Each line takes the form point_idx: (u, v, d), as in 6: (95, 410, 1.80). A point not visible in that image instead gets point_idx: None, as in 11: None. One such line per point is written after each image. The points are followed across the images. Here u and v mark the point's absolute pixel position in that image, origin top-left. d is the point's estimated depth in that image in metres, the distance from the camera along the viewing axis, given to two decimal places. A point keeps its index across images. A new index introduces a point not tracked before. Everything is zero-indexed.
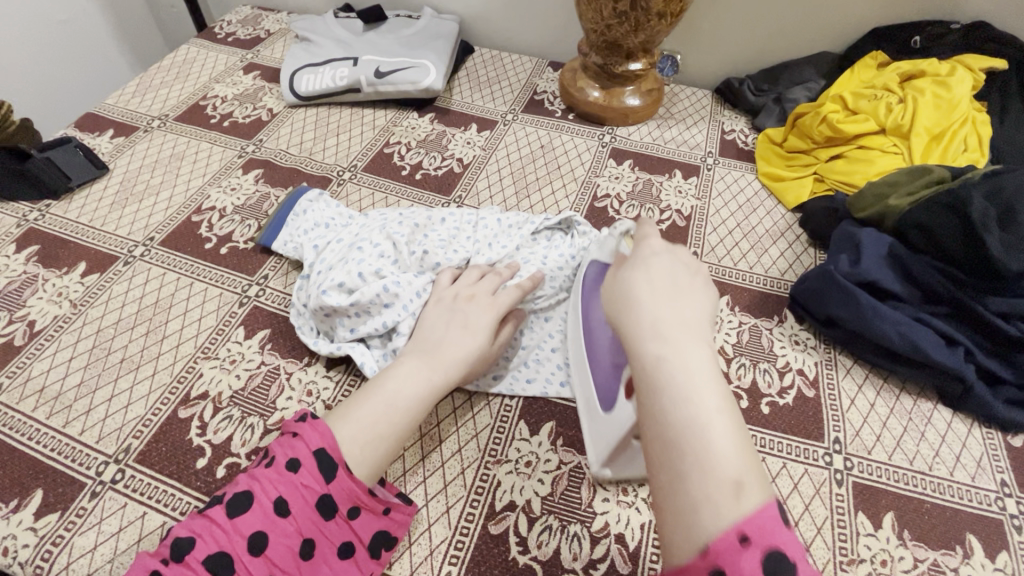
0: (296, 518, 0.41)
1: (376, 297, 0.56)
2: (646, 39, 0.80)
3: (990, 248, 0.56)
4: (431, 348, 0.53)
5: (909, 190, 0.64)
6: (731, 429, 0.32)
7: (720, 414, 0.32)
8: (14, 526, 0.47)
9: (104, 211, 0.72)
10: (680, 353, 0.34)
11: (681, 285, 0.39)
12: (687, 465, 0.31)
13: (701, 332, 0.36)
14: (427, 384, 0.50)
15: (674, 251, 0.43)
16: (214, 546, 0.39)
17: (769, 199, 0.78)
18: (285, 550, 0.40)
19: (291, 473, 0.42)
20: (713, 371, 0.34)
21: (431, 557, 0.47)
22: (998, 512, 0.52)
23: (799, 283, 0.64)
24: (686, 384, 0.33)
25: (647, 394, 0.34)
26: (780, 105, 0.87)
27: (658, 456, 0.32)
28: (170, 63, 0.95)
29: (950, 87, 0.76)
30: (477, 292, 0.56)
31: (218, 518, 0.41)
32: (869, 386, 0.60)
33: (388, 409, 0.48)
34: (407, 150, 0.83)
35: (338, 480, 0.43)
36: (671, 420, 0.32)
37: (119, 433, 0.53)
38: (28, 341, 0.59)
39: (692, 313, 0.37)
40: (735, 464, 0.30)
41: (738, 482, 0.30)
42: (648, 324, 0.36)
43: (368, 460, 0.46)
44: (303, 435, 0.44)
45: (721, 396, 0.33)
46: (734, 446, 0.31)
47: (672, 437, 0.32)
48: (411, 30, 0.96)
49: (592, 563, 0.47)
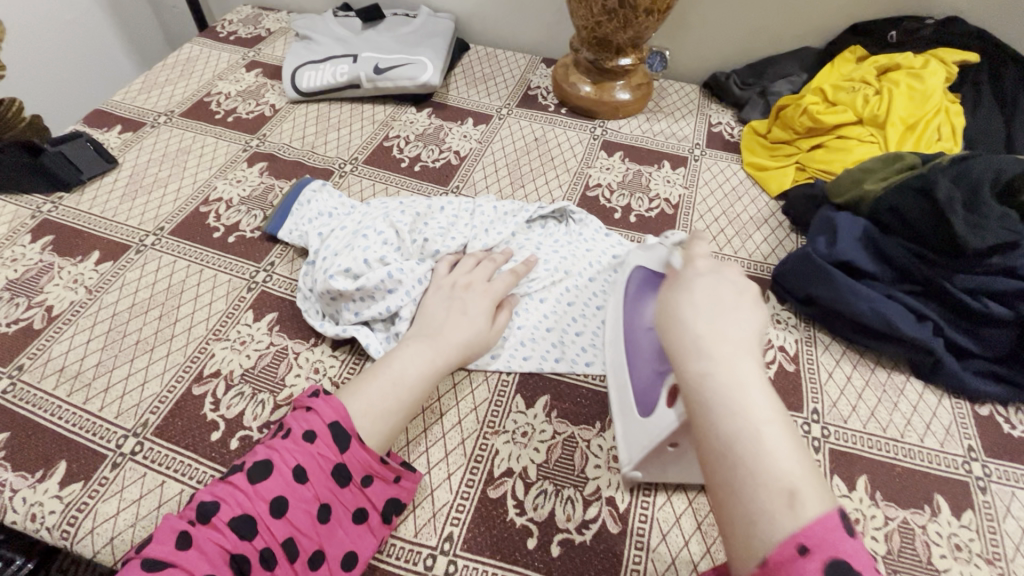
0: (313, 484, 0.44)
1: (380, 282, 0.59)
2: (635, 35, 0.83)
3: (956, 227, 0.59)
4: (434, 331, 0.56)
5: (883, 175, 0.68)
6: (779, 437, 0.34)
7: (768, 424, 0.34)
8: (40, 493, 0.50)
9: (115, 202, 0.74)
10: (724, 369, 0.37)
11: (725, 302, 0.42)
12: (739, 475, 0.33)
13: (745, 346, 0.39)
14: (430, 364, 0.54)
15: (717, 271, 0.45)
16: (238, 509, 0.42)
17: (754, 188, 0.82)
18: (304, 513, 0.44)
19: (308, 444, 0.46)
20: (759, 384, 0.37)
21: (434, 519, 0.51)
22: (965, 474, 0.55)
23: (780, 265, 0.68)
24: (733, 395, 0.36)
25: (696, 410, 0.37)
26: (765, 98, 0.90)
27: (713, 466, 0.35)
28: (175, 61, 0.98)
29: (924, 79, 0.79)
30: (475, 280, 0.60)
31: (240, 484, 0.44)
32: (846, 360, 0.63)
33: (395, 387, 0.51)
34: (406, 143, 0.86)
35: (351, 450, 0.46)
36: (719, 429, 0.35)
37: (137, 409, 0.56)
38: (46, 324, 0.61)
39: (736, 328, 0.40)
40: (789, 472, 0.32)
41: (793, 490, 0.32)
42: (692, 341, 0.39)
43: (378, 432, 0.49)
44: (318, 409, 0.47)
45: (767, 407, 0.35)
46: (785, 456, 0.33)
47: (722, 446, 0.34)
48: (409, 28, 0.99)
49: (584, 523, 0.51)
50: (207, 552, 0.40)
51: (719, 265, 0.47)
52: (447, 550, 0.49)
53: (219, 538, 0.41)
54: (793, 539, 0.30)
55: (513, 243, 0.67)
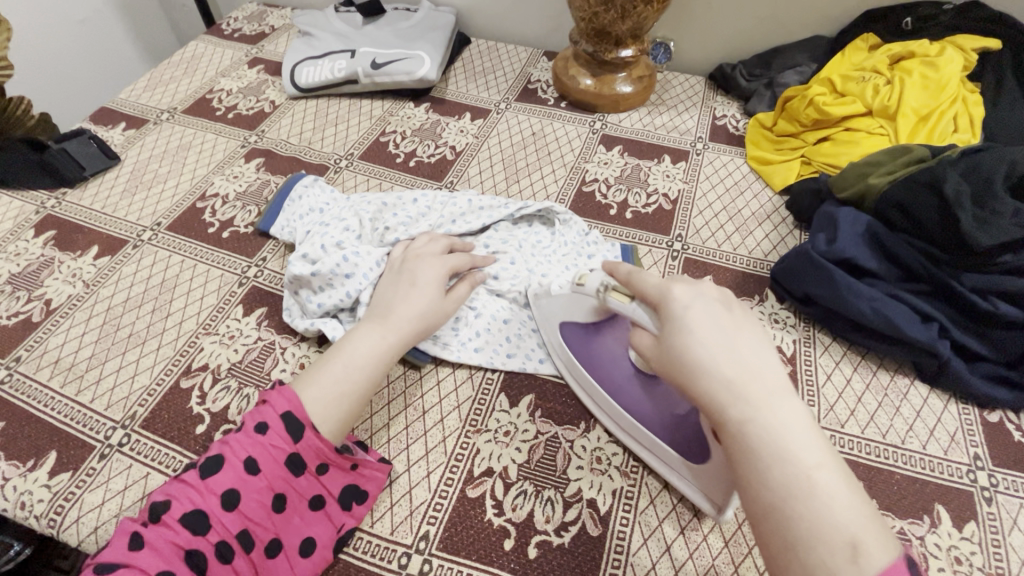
0: (266, 474, 0.44)
1: (336, 267, 0.60)
2: (634, 26, 0.81)
3: (963, 224, 0.56)
4: (383, 312, 0.56)
5: (889, 169, 0.65)
6: (829, 479, 0.34)
7: (818, 469, 0.35)
8: (30, 483, 0.51)
9: (116, 198, 0.76)
10: (763, 415, 0.37)
11: (734, 335, 0.41)
12: (797, 528, 0.33)
13: (775, 384, 0.39)
14: (381, 342, 0.53)
15: (710, 298, 0.43)
16: (190, 505, 0.42)
17: (757, 182, 0.79)
18: (257, 504, 0.44)
19: (260, 436, 0.46)
20: (799, 425, 0.37)
21: (411, 517, 0.50)
22: (969, 484, 0.52)
23: (778, 262, 0.66)
24: (776, 443, 0.36)
25: (742, 460, 0.37)
26: (771, 90, 0.87)
27: (765, 520, 0.35)
28: (180, 59, 0.99)
29: (940, 67, 0.75)
30: (424, 253, 0.60)
31: (192, 481, 0.44)
32: (846, 362, 0.61)
33: (347, 368, 0.51)
34: (402, 138, 0.85)
35: (305, 439, 0.46)
36: (770, 479, 0.35)
37: (126, 401, 0.57)
38: (45, 317, 0.63)
39: (760, 365, 0.39)
40: (851, 524, 0.32)
41: (855, 541, 0.32)
42: (723, 388, 0.38)
43: (330, 415, 0.48)
44: (270, 400, 0.47)
45: (813, 448, 0.36)
46: (843, 502, 0.34)
47: (774, 497, 0.35)
48: (408, 22, 0.98)
49: (563, 525, 0.50)
50: (162, 549, 0.40)
51: (700, 284, 0.45)
52: (423, 549, 0.48)
53: (171, 536, 0.41)
54: None
55: (486, 237, 0.67)
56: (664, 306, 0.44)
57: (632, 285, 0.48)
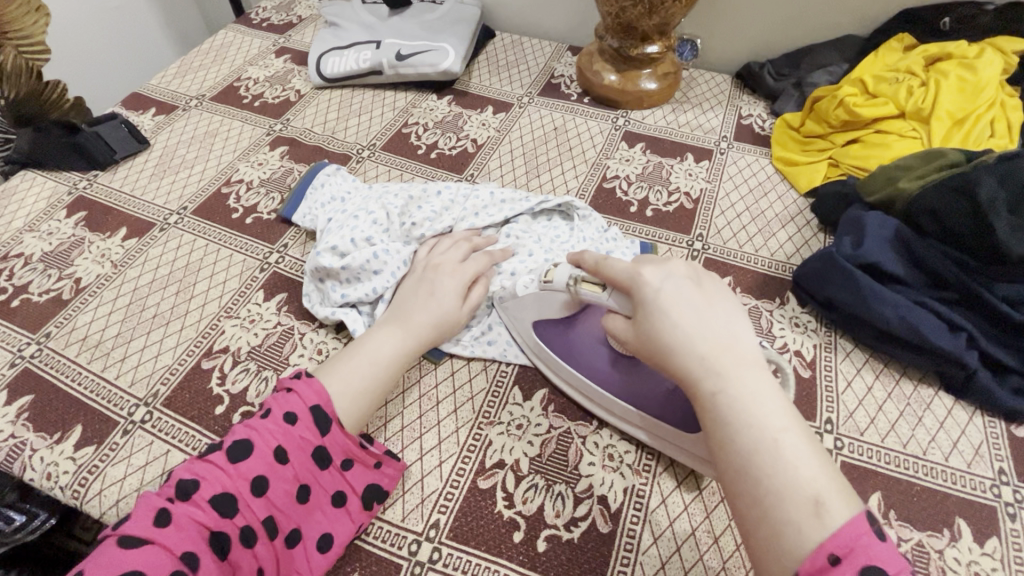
0: (294, 464, 0.46)
1: (365, 263, 0.60)
2: (661, 21, 0.80)
3: (996, 231, 0.55)
4: (404, 314, 0.57)
5: (920, 173, 0.63)
6: (795, 442, 0.35)
7: (785, 431, 0.36)
8: (56, 454, 0.53)
9: (144, 181, 0.78)
10: (735, 385, 0.38)
11: (705, 310, 0.42)
12: (762, 490, 0.34)
13: (744, 357, 0.39)
14: (401, 344, 0.55)
15: (678, 278, 0.44)
16: (219, 488, 0.43)
17: (782, 183, 0.78)
18: (284, 492, 0.45)
19: (290, 426, 0.46)
20: (772, 394, 0.38)
21: (422, 505, 0.51)
22: (993, 499, 0.51)
23: (801, 265, 0.64)
24: (746, 412, 0.37)
25: (714, 428, 0.38)
26: (800, 90, 0.85)
27: (735, 485, 0.36)
28: (209, 47, 1.01)
29: (978, 69, 0.73)
30: (447, 261, 0.60)
31: (220, 463, 0.44)
32: (868, 369, 0.59)
33: (372, 366, 0.53)
34: (425, 130, 0.86)
35: (331, 434, 0.48)
36: (737, 445, 0.36)
37: (150, 379, 0.58)
38: (74, 295, 0.65)
39: (730, 338, 0.40)
40: (814, 479, 0.34)
41: (818, 498, 0.33)
42: (697, 363, 0.39)
43: (356, 412, 0.50)
44: (299, 391, 0.48)
45: (779, 411, 0.37)
46: (805, 460, 0.35)
47: (741, 460, 0.36)
48: (434, 14, 0.98)
49: (573, 521, 0.50)
50: (188, 528, 0.41)
51: (668, 264, 0.45)
52: (433, 537, 0.49)
53: (198, 515, 0.42)
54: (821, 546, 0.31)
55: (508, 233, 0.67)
56: (636, 288, 0.44)
57: (602, 273, 0.48)
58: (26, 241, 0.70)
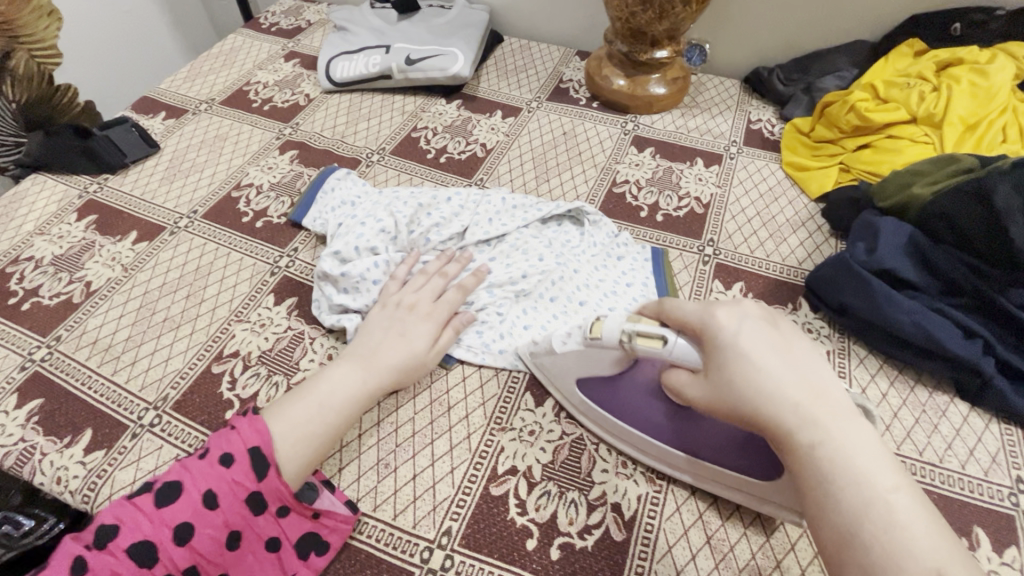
0: (223, 510, 0.43)
1: (365, 272, 0.61)
2: (671, 26, 0.80)
3: (1011, 237, 0.54)
4: (367, 352, 0.55)
5: (933, 178, 0.63)
6: (905, 502, 0.34)
7: (894, 490, 0.34)
8: (66, 458, 0.53)
9: (155, 185, 0.78)
10: (835, 439, 0.36)
11: (790, 356, 0.40)
12: (875, 555, 0.32)
13: (839, 408, 0.38)
14: (359, 384, 0.53)
15: (756, 318, 0.42)
16: (140, 534, 0.42)
17: (793, 188, 0.78)
18: (210, 540, 0.43)
19: (223, 468, 0.45)
20: (873, 449, 0.36)
21: (434, 512, 0.50)
22: (1010, 507, 0.50)
23: (813, 271, 0.64)
24: (849, 467, 0.35)
25: (814, 483, 0.36)
26: (809, 95, 0.85)
27: (840, 547, 0.34)
28: (219, 51, 1.02)
29: (990, 74, 0.73)
30: (420, 300, 0.59)
31: (146, 507, 0.43)
32: (882, 375, 0.59)
33: (321, 410, 0.50)
34: (434, 134, 0.86)
35: (268, 480, 0.45)
36: (842, 503, 0.34)
37: (159, 383, 0.58)
38: (85, 298, 0.65)
39: (821, 387, 0.39)
40: (933, 544, 0.32)
41: (942, 564, 0.31)
42: (791, 413, 0.38)
43: (297, 458, 0.47)
44: (240, 429, 0.47)
45: (885, 468, 0.35)
46: (919, 522, 0.33)
47: (847, 519, 0.34)
48: (443, 19, 0.99)
49: (586, 528, 0.49)
50: None
51: (740, 304, 0.43)
52: (445, 545, 0.48)
53: (115, 564, 0.40)
54: None
55: (515, 236, 0.66)
56: (709, 331, 0.42)
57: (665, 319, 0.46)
58: (36, 244, 0.70)
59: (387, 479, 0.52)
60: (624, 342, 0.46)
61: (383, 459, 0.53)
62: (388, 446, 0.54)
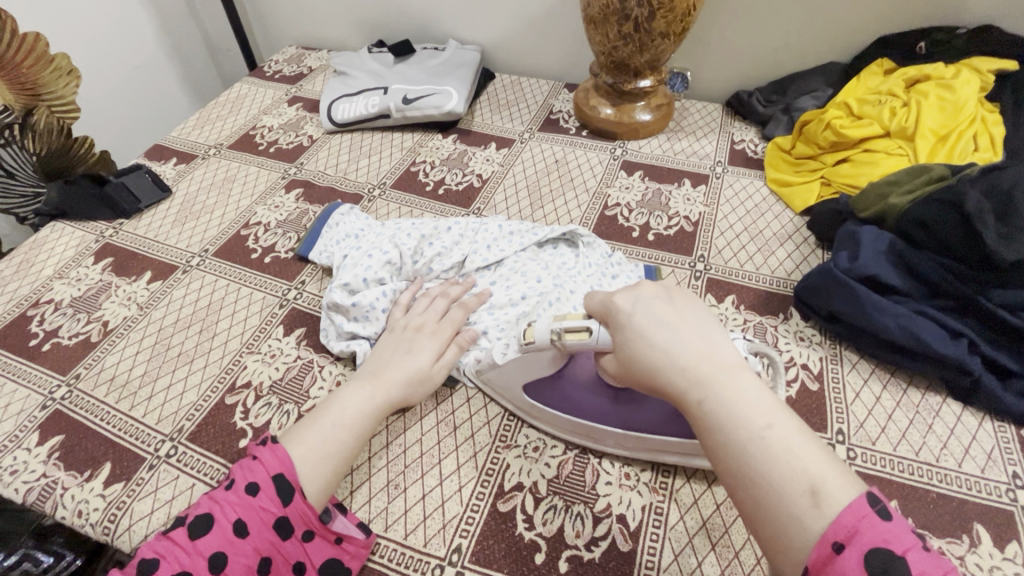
0: (254, 537, 0.45)
1: (374, 302, 0.64)
2: (651, 58, 0.85)
3: (985, 239, 0.57)
4: (375, 370, 0.58)
5: (909, 188, 0.66)
6: (785, 438, 0.36)
7: (774, 427, 0.36)
8: (87, 492, 0.54)
9: (167, 227, 0.81)
10: (719, 391, 0.38)
11: (680, 325, 0.42)
12: (761, 490, 0.35)
13: (726, 363, 0.40)
14: (369, 402, 0.55)
15: (650, 297, 0.45)
16: (178, 567, 0.43)
17: (778, 204, 0.81)
18: (243, 568, 0.44)
19: (250, 497, 0.46)
20: (758, 393, 0.38)
21: (444, 529, 0.51)
22: (1009, 503, 0.51)
23: (801, 280, 0.66)
24: (734, 414, 0.37)
25: (706, 436, 0.38)
26: (788, 115, 0.89)
27: (738, 489, 0.36)
28: (226, 99, 1.07)
29: (956, 88, 0.77)
30: (427, 321, 0.61)
31: (181, 540, 0.44)
32: (875, 380, 0.61)
33: (335, 429, 0.52)
34: (432, 168, 0.90)
35: (293, 504, 0.47)
36: (731, 451, 0.37)
37: (175, 416, 0.60)
38: (102, 337, 0.68)
39: (709, 346, 0.41)
40: (809, 469, 0.34)
41: (814, 486, 0.34)
42: (679, 375, 0.40)
43: (321, 477, 0.49)
44: (263, 458, 0.48)
45: (766, 408, 0.37)
46: (798, 452, 0.35)
47: (735, 462, 0.36)
48: (437, 60, 1.04)
49: (593, 541, 0.50)
50: None
51: (638, 286, 0.46)
52: (456, 562, 0.49)
53: None
54: (825, 536, 0.33)
55: (512, 261, 0.69)
56: (612, 318, 0.45)
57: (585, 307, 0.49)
58: (55, 287, 0.73)
59: (397, 500, 0.53)
60: (557, 341, 0.50)
61: (393, 481, 0.55)
62: (397, 467, 0.56)
